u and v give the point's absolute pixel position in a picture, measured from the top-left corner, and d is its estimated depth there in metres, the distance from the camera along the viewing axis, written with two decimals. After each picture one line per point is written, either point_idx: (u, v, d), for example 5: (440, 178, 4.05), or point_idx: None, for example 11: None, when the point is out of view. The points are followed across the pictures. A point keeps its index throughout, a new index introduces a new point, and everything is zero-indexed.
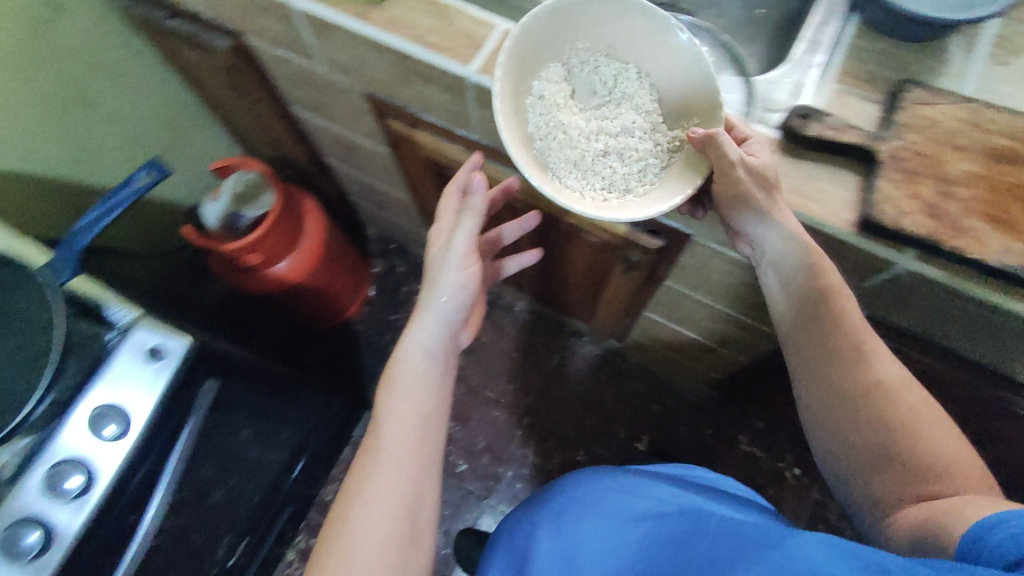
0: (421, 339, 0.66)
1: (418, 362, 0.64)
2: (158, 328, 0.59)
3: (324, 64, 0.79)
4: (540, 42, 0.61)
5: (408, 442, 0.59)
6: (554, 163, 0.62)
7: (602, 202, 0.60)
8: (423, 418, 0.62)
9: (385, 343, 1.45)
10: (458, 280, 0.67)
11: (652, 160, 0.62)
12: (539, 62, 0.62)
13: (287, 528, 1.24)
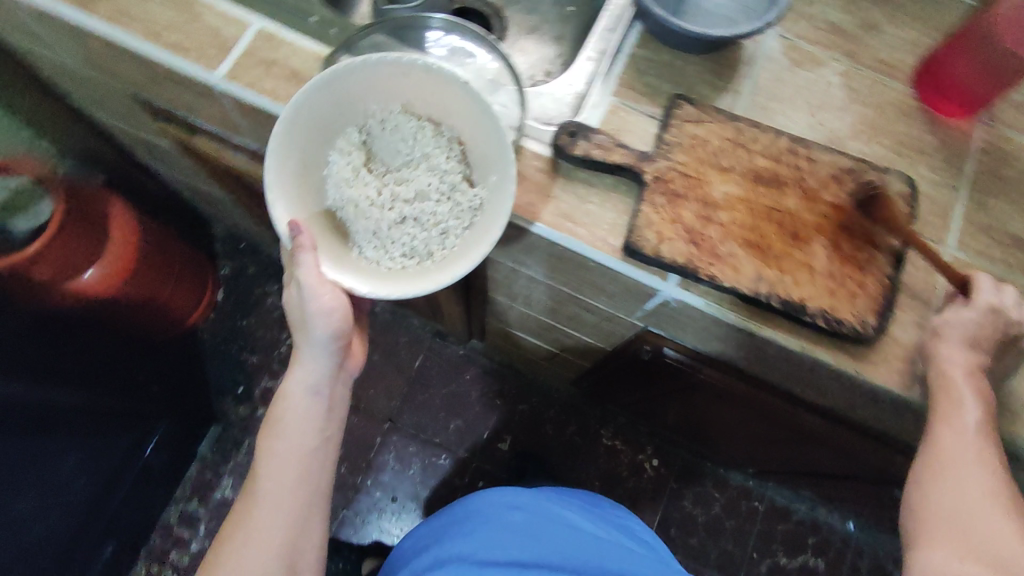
0: (298, 382, 0.59)
1: (303, 403, 0.59)
2: None
3: (76, 61, 0.69)
4: (319, 117, 0.52)
5: (288, 499, 0.58)
6: (362, 237, 0.55)
7: (412, 269, 0.53)
8: (302, 470, 0.59)
9: (235, 350, 1.35)
10: (328, 319, 0.55)
11: (452, 221, 0.54)
12: (324, 125, 0.53)
13: (119, 558, 1.14)
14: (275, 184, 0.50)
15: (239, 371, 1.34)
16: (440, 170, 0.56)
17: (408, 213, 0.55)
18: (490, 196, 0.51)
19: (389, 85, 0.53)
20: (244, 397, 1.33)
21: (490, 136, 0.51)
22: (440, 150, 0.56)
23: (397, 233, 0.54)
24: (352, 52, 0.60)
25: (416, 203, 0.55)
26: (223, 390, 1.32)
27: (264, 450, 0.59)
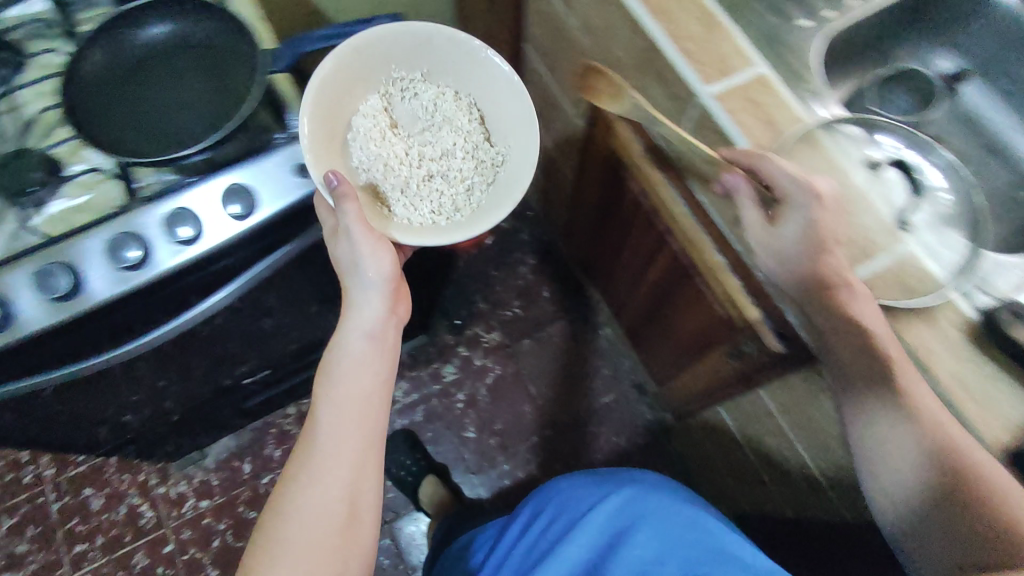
0: (354, 313, 0.64)
1: (358, 345, 0.64)
2: (322, 148, 0.61)
3: (579, 21, 0.80)
4: (353, 74, 0.63)
5: (335, 454, 0.60)
6: (394, 193, 0.67)
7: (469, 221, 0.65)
8: (339, 425, 0.61)
9: (471, 290, 1.45)
10: (359, 262, 0.61)
11: (476, 177, 0.69)
12: (348, 78, 0.63)
13: (301, 387, 1.28)
14: (308, 127, 0.59)
15: (464, 307, 1.43)
16: (465, 130, 0.70)
17: (471, 182, 0.69)
18: (513, 158, 0.67)
19: (395, 41, 0.63)
20: (457, 329, 1.42)
21: (516, 109, 0.67)
22: (489, 156, 0.69)
23: (432, 188, 0.69)
24: (829, 132, 0.64)
25: (470, 172, 0.69)
26: (444, 313, 1.42)
27: (311, 411, 0.62)
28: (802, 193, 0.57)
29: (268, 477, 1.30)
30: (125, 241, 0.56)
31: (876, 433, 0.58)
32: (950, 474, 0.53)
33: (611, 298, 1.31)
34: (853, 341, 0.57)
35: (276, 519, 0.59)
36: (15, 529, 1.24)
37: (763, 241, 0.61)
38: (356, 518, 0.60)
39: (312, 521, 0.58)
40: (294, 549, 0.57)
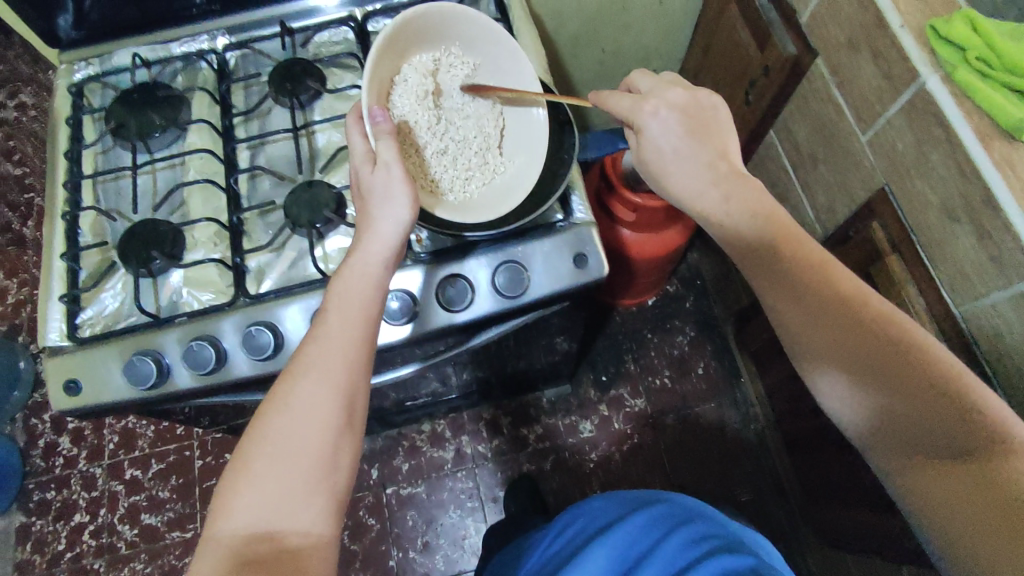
0: (375, 230, 0.55)
1: (367, 255, 0.55)
2: (565, 248, 0.64)
3: (878, 138, 0.74)
4: (413, 36, 0.60)
5: (333, 356, 0.52)
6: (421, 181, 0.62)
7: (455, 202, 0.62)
8: (341, 312, 0.53)
9: (625, 348, 1.39)
10: (382, 198, 0.55)
11: (477, 173, 0.64)
12: (416, 37, 0.61)
13: (445, 410, 1.27)
14: (371, 70, 0.57)
15: (615, 364, 1.38)
16: (487, 131, 0.65)
17: (469, 172, 0.64)
18: (518, 168, 0.64)
19: (488, 41, 0.63)
20: (603, 386, 1.37)
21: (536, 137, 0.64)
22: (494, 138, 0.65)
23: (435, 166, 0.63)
24: None
25: (461, 153, 0.64)
26: (593, 366, 1.38)
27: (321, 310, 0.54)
28: (726, 167, 0.58)
29: (392, 488, 1.29)
30: (407, 301, 0.62)
31: (842, 398, 0.52)
32: (897, 376, 0.49)
33: (779, 401, 1.20)
34: (844, 327, 0.51)
35: (261, 429, 0.49)
36: (160, 475, 1.31)
37: (672, 189, 0.60)
38: (350, 422, 0.51)
39: (302, 435, 0.49)
40: (278, 462, 0.48)
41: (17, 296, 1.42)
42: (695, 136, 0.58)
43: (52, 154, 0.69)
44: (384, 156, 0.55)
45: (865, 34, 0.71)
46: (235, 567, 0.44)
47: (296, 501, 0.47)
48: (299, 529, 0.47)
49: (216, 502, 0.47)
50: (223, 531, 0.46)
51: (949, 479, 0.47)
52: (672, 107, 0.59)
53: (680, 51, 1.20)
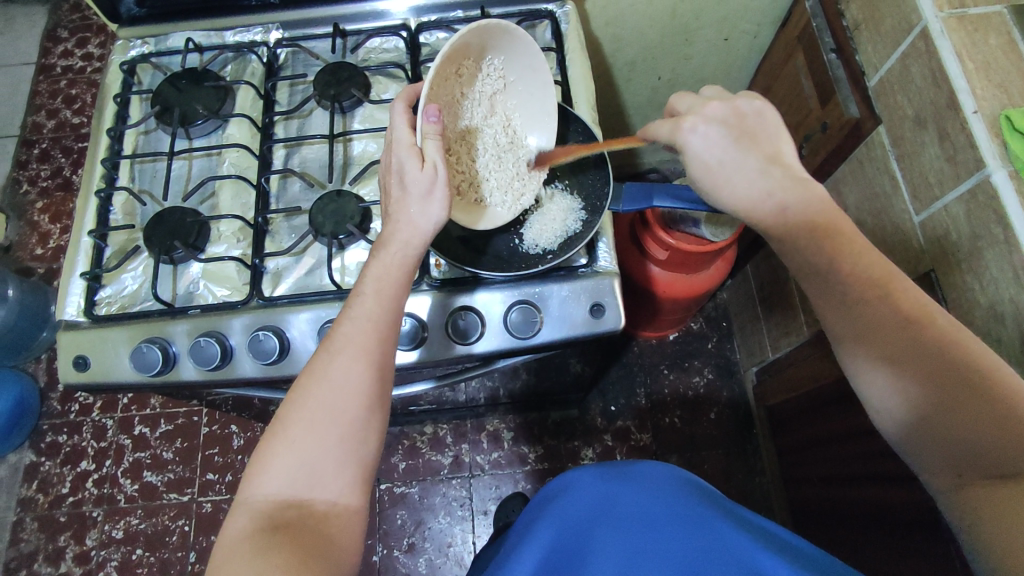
0: (413, 222, 0.53)
1: (404, 239, 0.53)
2: (584, 298, 0.62)
3: (932, 221, 0.70)
4: (469, 44, 0.58)
5: (367, 330, 0.50)
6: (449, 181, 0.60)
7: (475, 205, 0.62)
8: (376, 288, 0.52)
9: (639, 380, 1.37)
10: (420, 195, 0.53)
11: (498, 182, 0.63)
12: (469, 45, 0.58)
13: (448, 417, 1.26)
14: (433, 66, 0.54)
15: (627, 394, 1.36)
16: (507, 141, 0.64)
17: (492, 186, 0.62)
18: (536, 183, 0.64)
19: (528, 65, 0.62)
20: (611, 415, 1.35)
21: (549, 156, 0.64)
22: (517, 159, 0.64)
23: (455, 172, 0.61)
24: None
25: (485, 166, 0.62)
26: (604, 394, 1.36)
27: (358, 284, 0.53)
28: (781, 173, 0.51)
29: (386, 484, 1.30)
30: (417, 326, 0.61)
31: (881, 396, 0.49)
32: (946, 380, 0.46)
33: (789, 462, 1.17)
34: (891, 328, 0.47)
35: (296, 398, 0.48)
36: (167, 436, 1.34)
37: (726, 203, 0.52)
38: (381, 395, 0.50)
39: (334, 406, 0.47)
40: (310, 430, 0.47)
41: (57, 242, 1.47)
42: (743, 145, 0.51)
43: (96, 130, 0.71)
44: (430, 156, 0.53)
45: (935, 112, 0.67)
46: (265, 531, 0.44)
47: (328, 468, 0.47)
48: (327, 497, 0.47)
49: (251, 465, 0.47)
50: (256, 495, 0.46)
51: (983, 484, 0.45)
52: (712, 120, 0.52)
53: (739, 89, 1.17)
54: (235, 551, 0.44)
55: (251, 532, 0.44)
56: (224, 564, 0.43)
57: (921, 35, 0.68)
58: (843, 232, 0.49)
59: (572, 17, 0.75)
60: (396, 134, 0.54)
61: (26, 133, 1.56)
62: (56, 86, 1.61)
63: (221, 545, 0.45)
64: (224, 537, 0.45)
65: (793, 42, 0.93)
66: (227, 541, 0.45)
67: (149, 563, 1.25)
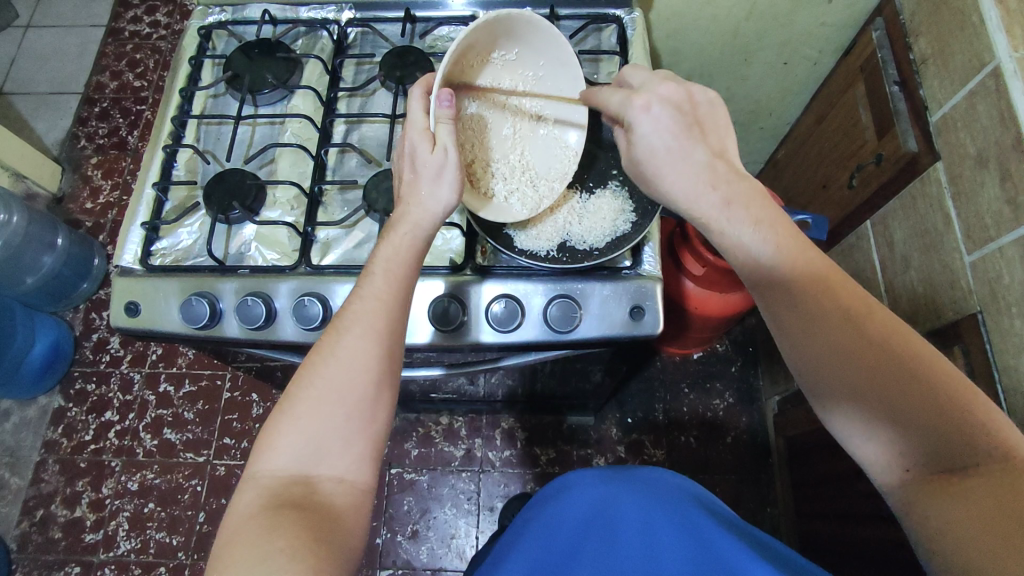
0: (423, 204, 0.53)
1: (410, 221, 0.53)
2: (624, 299, 0.62)
3: (981, 261, 0.69)
4: (485, 36, 0.59)
5: (376, 309, 0.50)
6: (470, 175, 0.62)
7: (501, 203, 0.62)
8: (386, 269, 0.52)
9: (658, 395, 1.36)
10: (430, 177, 0.53)
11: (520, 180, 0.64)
12: (486, 36, 0.59)
13: (465, 410, 1.27)
14: (449, 53, 0.55)
15: (644, 408, 1.35)
16: (532, 134, 0.65)
17: (518, 188, 0.63)
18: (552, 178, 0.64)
19: (557, 58, 0.62)
20: (626, 428, 1.34)
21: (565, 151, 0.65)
22: (544, 156, 0.65)
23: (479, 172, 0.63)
24: None
25: (513, 171, 0.64)
26: (622, 406, 1.36)
27: (368, 264, 0.53)
28: (725, 166, 0.53)
29: (396, 469, 1.31)
30: (456, 309, 0.63)
31: (842, 424, 0.47)
32: (910, 394, 0.43)
33: (804, 496, 1.15)
34: (850, 344, 0.46)
35: (305, 374, 0.48)
36: (189, 397, 1.37)
37: (669, 191, 0.54)
38: (389, 374, 0.50)
39: (341, 383, 0.48)
40: (316, 406, 0.47)
41: (106, 198, 1.51)
42: (693, 133, 0.54)
43: (168, 89, 0.74)
44: (443, 139, 0.53)
45: (999, 153, 0.66)
46: (273, 507, 0.44)
47: (333, 445, 0.47)
48: (334, 473, 0.47)
49: (259, 441, 0.47)
50: (265, 470, 0.46)
51: (954, 499, 0.41)
52: (666, 103, 0.54)
53: (792, 115, 1.16)
54: (243, 525, 0.44)
55: (259, 508, 0.44)
56: (232, 540, 0.43)
57: (992, 74, 0.67)
58: (796, 260, 0.49)
59: (638, 24, 0.76)
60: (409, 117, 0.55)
61: (89, 92, 1.62)
62: (122, 49, 1.66)
63: (228, 519, 0.45)
64: (232, 512, 0.45)
65: (855, 71, 0.92)
66: (235, 516, 0.45)
67: (159, 518, 1.28)
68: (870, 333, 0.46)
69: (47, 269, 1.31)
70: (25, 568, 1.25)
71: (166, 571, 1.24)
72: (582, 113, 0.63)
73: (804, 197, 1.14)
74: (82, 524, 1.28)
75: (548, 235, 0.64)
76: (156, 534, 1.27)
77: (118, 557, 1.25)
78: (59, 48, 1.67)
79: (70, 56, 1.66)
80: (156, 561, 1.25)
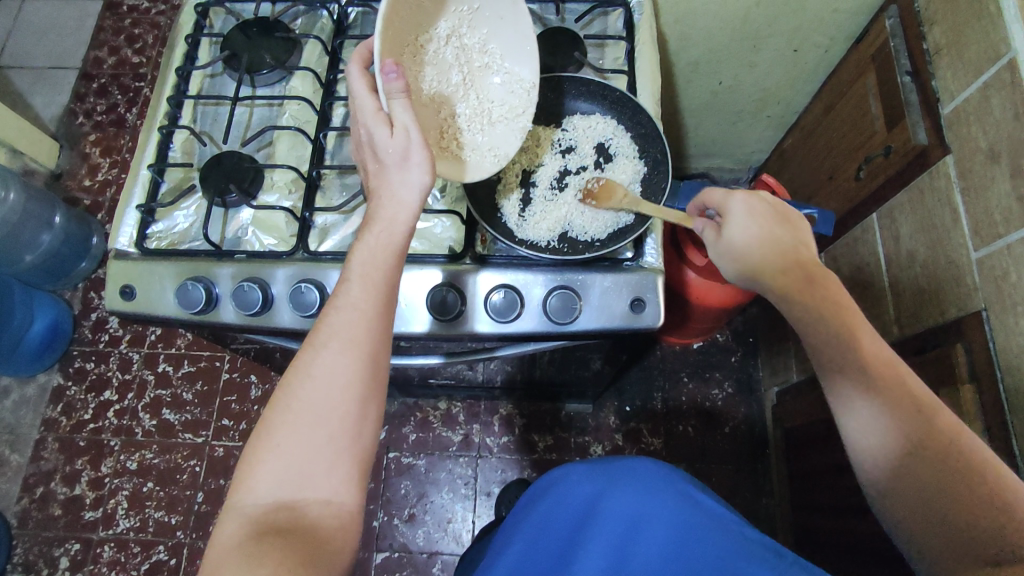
0: (394, 196, 0.52)
1: (383, 216, 0.52)
2: (623, 288, 0.62)
3: (988, 254, 0.68)
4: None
5: (355, 321, 0.49)
6: (445, 140, 0.61)
7: (480, 162, 0.61)
8: (363, 274, 0.50)
9: (658, 383, 1.36)
10: (396, 164, 0.52)
11: (482, 128, 0.62)
12: None
13: (464, 395, 1.27)
14: (380, 24, 0.52)
15: (644, 396, 1.35)
16: (481, 75, 0.63)
17: (489, 141, 0.62)
18: (513, 123, 0.62)
19: None
20: (625, 416, 1.34)
21: (523, 91, 0.63)
22: (502, 100, 0.63)
23: (440, 130, 0.61)
24: None
25: (471, 118, 0.62)
26: (620, 394, 1.35)
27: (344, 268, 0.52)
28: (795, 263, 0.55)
29: (394, 453, 1.31)
30: (454, 298, 0.62)
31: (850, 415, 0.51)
32: (923, 442, 0.47)
33: (800, 488, 1.15)
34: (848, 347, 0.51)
35: (283, 395, 0.47)
36: (188, 377, 1.37)
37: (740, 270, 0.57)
38: (372, 387, 0.49)
39: (324, 402, 0.47)
40: (297, 429, 0.46)
41: (105, 175, 1.50)
42: (772, 231, 0.56)
43: (164, 67, 0.73)
44: (400, 119, 0.51)
45: (1012, 147, 0.65)
46: (256, 536, 0.44)
47: (318, 467, 0.46)
48: (320, 497, 0.46)
49: (239, 469, 0.47)
50: (246, 500, 0.46)
51: (933, 538, 0.46)
52: (758, 202, 0.57)
53: (800, 103, 1.14)
54: (226, 557, 0.43)
55: (241, 539, 0.44)
56: (217, 570, 0.43)
57: (1007, 67, 0.66)
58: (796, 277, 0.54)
59: (646, 9, 0.74)
60: (357, 97, 0.52)
61: (87, 67, 1.60)
62: (121, 24, 1.63)
63: (210, 552, 0.45)
64: (214, 543, 0.45)
65: (866, 60, 0.90)
66: (217, 548, 0.44)
67: (158, 497, 1.28)
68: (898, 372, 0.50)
69: (46, 246, 1.30)
70: (25, 544, 1.26)
71: (164, 550, 1.25)
72: (533, 43, 0.62)
73: (810, 188, 1.13)
74: (82, 502, 1.28)
75: (549, 225, 0.64)
76: (155, 513, 1.27)
77: (117, 534, 1.26)
78: (57, 21, 1.64)
79: (69, 30, 1.63)
80: (154, 539, 1.26)
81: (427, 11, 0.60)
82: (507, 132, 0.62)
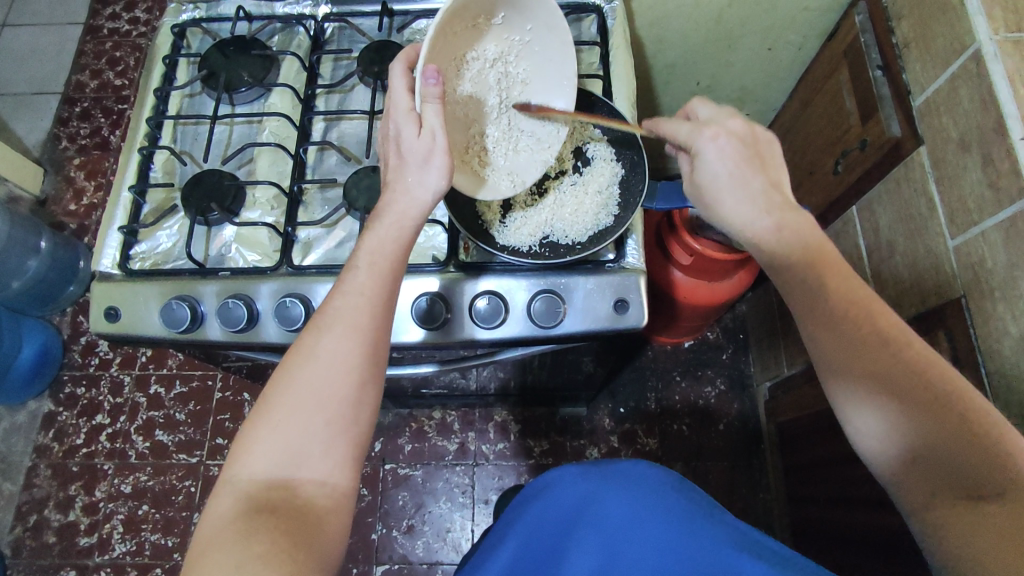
0: (410, 192, 0.52)
1: (394, 208, 0.53)
2: (605, 289, 0.62)
3: (964, 241, 0.69)
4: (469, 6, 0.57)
5: (359, 308, 0.49)
6: (465, 157, 0.62)
7: (497, 185, 0.62)
8: (370, 262, 0.51)
9: (650, 384, 1.37)
10: (417, 162, 0.52)
11: (506, 151, 0.63)
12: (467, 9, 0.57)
13: (457, 404, 1.27)
14: (432, 30, 0.54)
15: (637, 396, 1.36)
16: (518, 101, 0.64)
17: (513, 167, 0.63)
18: (540, 152, 0.64)
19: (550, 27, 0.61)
20: (619, 417, 1.34)
21: (556, 124, 0.64)
22: (534, 129, 0.64)
23: (467, 146, 0.62)
24: None
25: (499, 141, 0.63)
26: (614, 396, 1.36)
27: (352, 255, 0.52)
28: (780, 198, 0.54)
29: (391, 464, 1.31)
30: (441, 306, 0.62)
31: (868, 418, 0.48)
32: (934, 453, 0.45)
33: (795, 481, 1.15)
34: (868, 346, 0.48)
35: (284, 374, 0.48)
36: (180, 398, 1.36)
37: (722, 211, 0.55)
38: (371, 373, 0.49)
39: (324, 384, 0.47)
40: (296, 408, 0.46)
41: (90, 199, 1.50)
42: (752, 165, 0.54)
43: (143, 90, 0.73)
44: (429, 121, 0.52)
45: (981, 136, 0.66)
46: (249, 512, 0.44)
47: (315, 447, 0.46)
48: (315, 476, 0.46)
49: (237, 444, 0.47)
50: (241, 474, 0.46)
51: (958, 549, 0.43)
52: (732, 135, 0.55)
53: (778, 100, 1.15)
54: (219, 532, 0.43)
55: (235, 515, 0.44)
56: (208, 551, 0.42)
57: (973, 58, 0.67)
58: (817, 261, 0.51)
59: (619, 14, 0.75)
60: (392, 97, 0.53)
61: (68, 92, 1.59)
62: (101, 47, 1.63)
63: (204, 525, 0.45)
64: (208, 517, 0.45)
65: (839, 56, 0.91)
66: (211, 521, 0.44)
67: (154, 520, 1.28)
68: (972, 419, 0.44)
69: (32, 272, 1.30)
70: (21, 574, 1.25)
71: (162, 572, 1.24)
72: (573, 83, 0.63)
73: None
74: (77, 528, 1.27)
75: (531, 229, 0.64)
76: (151, 536, 1.26)
77: (113, 559, 1.25)
78: (37, 47, 1.64)
79: (49, 56, 1.63)
80: (152, 562, 1.25)
81: (480, 31, 0.61)
82: (530, 162, 0.64)
